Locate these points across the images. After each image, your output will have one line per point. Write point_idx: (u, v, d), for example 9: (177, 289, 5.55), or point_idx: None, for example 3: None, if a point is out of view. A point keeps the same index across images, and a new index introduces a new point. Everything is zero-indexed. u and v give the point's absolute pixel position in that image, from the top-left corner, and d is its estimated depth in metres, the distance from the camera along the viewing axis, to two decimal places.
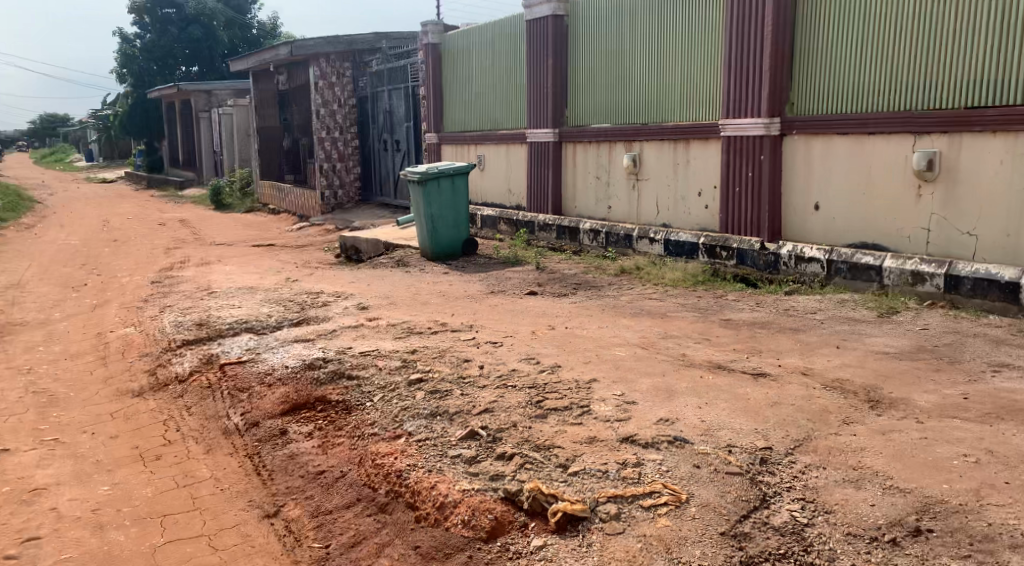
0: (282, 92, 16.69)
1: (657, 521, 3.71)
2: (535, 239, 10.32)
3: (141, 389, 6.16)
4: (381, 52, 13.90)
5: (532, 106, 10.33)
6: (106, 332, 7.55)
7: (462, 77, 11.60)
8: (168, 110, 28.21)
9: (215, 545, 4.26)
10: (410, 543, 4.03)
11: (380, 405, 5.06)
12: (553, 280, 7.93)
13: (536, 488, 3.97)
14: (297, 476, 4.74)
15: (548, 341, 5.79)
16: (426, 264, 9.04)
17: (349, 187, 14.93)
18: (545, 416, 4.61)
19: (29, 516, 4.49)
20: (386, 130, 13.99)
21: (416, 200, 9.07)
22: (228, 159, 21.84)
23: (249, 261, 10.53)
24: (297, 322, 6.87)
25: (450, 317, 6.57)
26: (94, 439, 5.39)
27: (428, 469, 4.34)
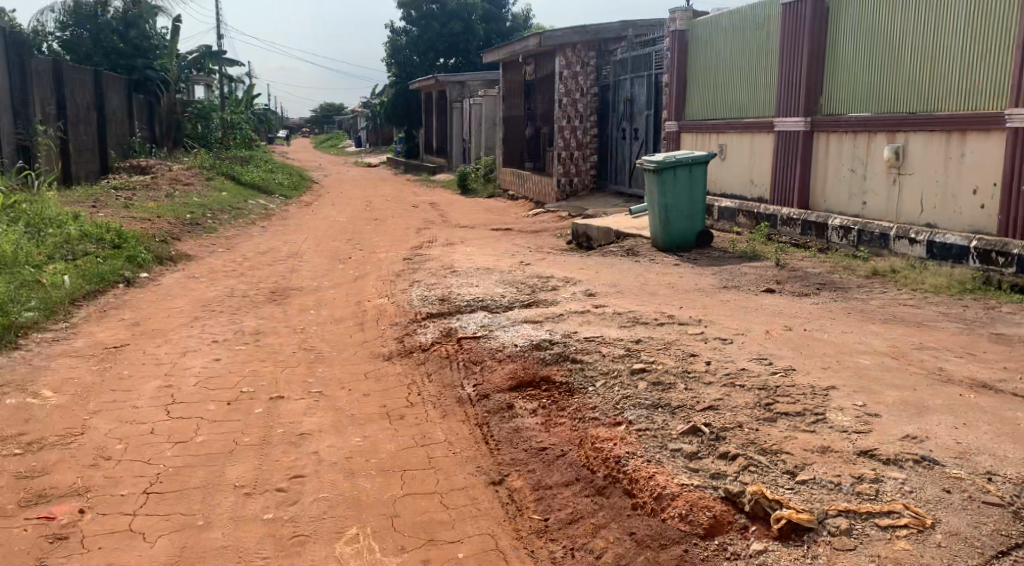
0: (528, 82, 17.01)
1: (896, 545, 3.43)
2: (776, 234, 9.27)
3: (391, 353, 6.51)
4: (626, 42, 13.85)
5: (782, 93, 9.14)
6: (363, 301, 8.06)
7: (705, 60, 10.49)
8: (425, 99, 29.83)
9: (447, 502, 4.41)
10: (626, 530, 3.95)
11: (602, 391, 4.96)
12: (794, 278, 7.48)
13: (759, 491, 3.76)
14: (521, 449, 4.80)
15: (783, 342, 5.42)
16: (658, 255, 8.86)
17: (585, 175, 15.01)
18: (773, 419, 4.31)
19: (295, 455, 4.86)
20: (625, 118, 13.91)
21: (652, 190, 8.89)
22: (474, 146, 22.70)
23: (489, 243, 10.85)
24: (528, 303, 6.95)
25: (680, 310, 6.36)
26: (350, 394, 5.75)
27: (647, 459, 4.21)
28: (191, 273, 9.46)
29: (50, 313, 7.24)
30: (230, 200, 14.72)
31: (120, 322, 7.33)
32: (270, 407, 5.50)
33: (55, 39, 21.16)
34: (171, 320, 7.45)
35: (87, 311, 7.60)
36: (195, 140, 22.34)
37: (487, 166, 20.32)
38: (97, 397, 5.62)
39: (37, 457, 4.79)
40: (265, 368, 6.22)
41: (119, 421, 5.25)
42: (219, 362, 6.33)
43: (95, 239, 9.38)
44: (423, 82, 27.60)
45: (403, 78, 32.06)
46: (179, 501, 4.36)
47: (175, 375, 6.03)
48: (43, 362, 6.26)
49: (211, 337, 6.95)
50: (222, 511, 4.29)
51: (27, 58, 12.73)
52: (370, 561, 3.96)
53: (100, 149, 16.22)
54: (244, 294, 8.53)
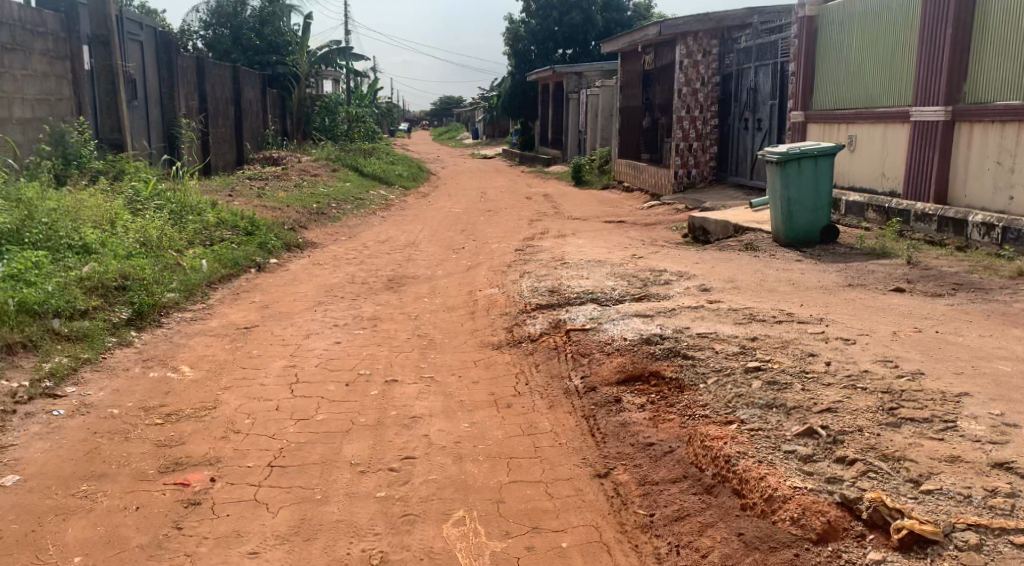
0: (647, 72, 16.72)
1: None
2: (909, 230, 8.65)
3: (500, 342, 6.52)
4: (750, 29, 13.44)
5: (919, 83, 8.52)
6: (475, 290, 8.11)
7: (836, 47, 9.87)
8: (542, 92, 29.86)
9: (552, 492, 4.37)
10: (734, 530, 3.81)
11: (713, 388, 4.79)
12: (926, 277, 7.06)
13: (878, 499, 3.56)
14: (628, 444, 4.71)
15: (910, 344, 5.12)
16: (779, 251, 8.56)
17: (704, 167, 14.68)
18: (897, 425, 4.07)
19: (407, 437, 4.92)
20: (749, 107, 13.49)
21: (774, 181, 8.58)
22: (589, 138, 22.57)
23: (602, 235, 10.73)
24: (638, 297, 6.83)
25: (798, 308, 6.11)
26: (460, 381, 5.79)
27: (758, 459, 4.04)
28: (316, 260, 9.75)
29: (189, 294, 7.59)
30: (353, 191, 15.12)
31: (250, 305, 7.62)
32: (385, 390, 5.60)
33: (198, 37, 22.23)
34: (296, 304, 7.69)
35: (221, 293, 7.93)
36: (322, 132, 23.06)
37: (602, 157, 20.15)
38: (228, 374, 5.86)
39: (174, 427, 5.02)
40: (381, 352, 6.34)
41: (247, 397, 5.45)
42: (339, 345, 6.48)
43: (230, 226, 9.79)
44: (540, 74, 27.63)
45: (521, 70, 32.20)
46: (299, 475, 4.48)
47: (299, 356, 6.22)
48: (182, 340, 6.57)
49: (332, 322, 7.13)
50: (338, 487, 4.38)
51: (174, 54, 13.39)
52: (477, 544, 3.96)
53: (235, 140, 16.93)
54: (363, 281, 8.72)
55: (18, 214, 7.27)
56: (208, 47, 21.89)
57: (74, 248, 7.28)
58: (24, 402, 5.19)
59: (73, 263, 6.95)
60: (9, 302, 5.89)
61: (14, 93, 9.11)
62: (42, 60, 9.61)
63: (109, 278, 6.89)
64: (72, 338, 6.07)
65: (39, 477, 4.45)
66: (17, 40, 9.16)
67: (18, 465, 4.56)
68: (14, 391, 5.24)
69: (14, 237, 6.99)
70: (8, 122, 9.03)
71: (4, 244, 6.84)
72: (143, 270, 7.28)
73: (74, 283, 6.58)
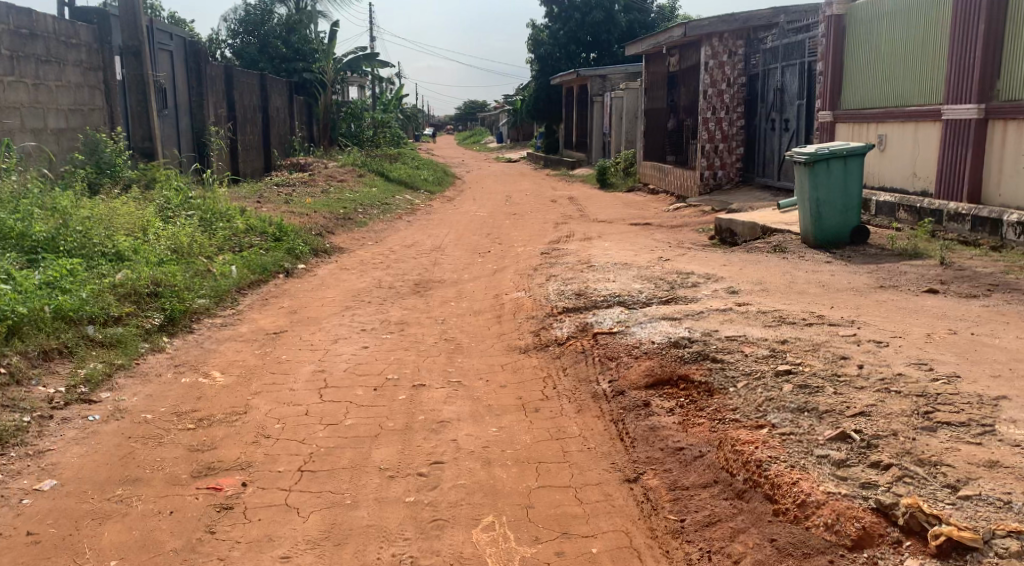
0: (672, 74, 16.64)
1: None
2: (942, 230, 8.52)
3: (527, 346, 6.50)
4: (777, 29, 13.33)
5: (951, 78, 8.39)
6: (502, 294, 8.10)
7: (865, 45, 9.75)
8: (565, 94, 29.77)
9: (581, 497, 4.34)
10: (766, 536, 3.76)
11: (744, 392, 4.74)
12: (960, 278, 6.95)
13: (915, 504, 3.50)
14: (657, 448, 4.67)
15: (945, 346, 5.03)
16: (808, 252, 8.47)
17: (730, 168, 14.58)
18: (933, 429, 4.00)
19: (436, 442, 4.91)
20: (776, 108, 13.37)
21: (803, 182, 8.50)
22: (614, 140, 22.48)
23: (628, 238, 10.68)
24: (665, 300, 6.78)
25: (829, 310, 6.03)
26: (488, 385, 5.78)
27: (791, 464, 3.99)
28: (344, 265, 9.79)
29: (220, 300, 7.65)
30: (379, 196, 15.16)
31: (279, 310, 7.66)
32: (413, 395, 5.60)
33: (226, 45, 22.44)
34: (324, 309, 7.72)
35: (250, 299, 7.98)
36: (348, 138, 23.17)
37: (627, 159, 20.07)
38: (258, 379, 5.89)
39: (206, 432, 5.06)
40: (408, 356, 6.35)
41: (277, 402, 5.47)
42: (367, 350, 6.50)
43: (258, 232, 9.85)
44: (563, 77, 27.52)
45: (544, 73, 32.09)
46: (329, 480, 4.49)
47: (328, 361, 6.24)
48: (213, 345, 6.62)
49: (360, 326, 7.15)
50: (368, 491, 4.39)
51: (203, 63, 13.52)
52: (507, 549, 3.94)
53: (263, 147, 17.06)
54: (390, 286, 8.74)
55: (53, 223, 7.37)
56: (236, 56, 22.14)
57: (108, 256, 7.36)
58: (60, 407, 5.25)
59: (107, 270, 7.03)
60: (45, 309, 5.97)
61: (48, 104, 9.24)
62: (75, 71, 9.75)
63: (142, 285, 6.95)
64: (106, 345, 6.13)
65: (75, 481, 4.49)
66: (51, 51, 9.30)
67: (54, 469, 4.60)
68: (49, 397, 5.31)
69: (49, 246, 7.08)
70: (42, 132, 9.16)
71: (40, 252, 6.93)
72: (174, 276, 7.35)
73: (107, 290, 6.65)
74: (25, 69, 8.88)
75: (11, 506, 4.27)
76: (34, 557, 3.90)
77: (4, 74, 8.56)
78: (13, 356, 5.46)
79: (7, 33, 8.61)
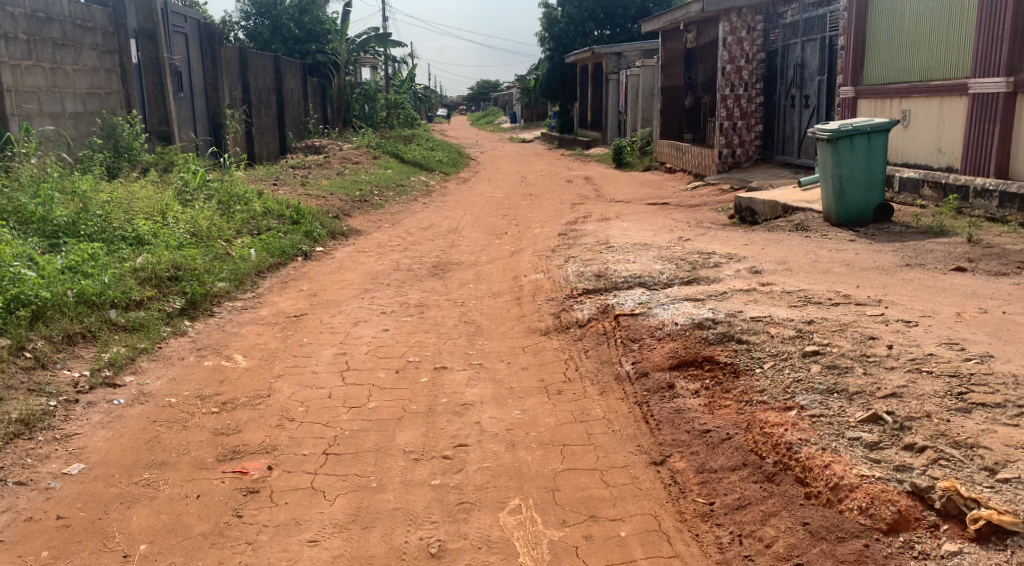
0: (689, 50, 16.44)
1: None
2: (968, 207, 8.40)
3: (548, 328, 6.46)
4: (797, 3, 13.10)
5: (979, 51, 8.24)
6: (520, 276, 8.05)
7: (888, 19, 9.57)
8: (580, 73, 29.50)
9: (607, 480, 4.31)
10: (799, 519, 3.74)
11: (771, 373, 4.68)
12: (988, 256, 6.84)
13: (952, 487, 3.48)
14: (683, 430, 4.63)
15: (976, 325, 4.95)
16: (831, 231, 8.37)
17: (749, 146, 14.44)
18: (968, 410, 3.94)
19: (459, 425, 4.89)
20: (796, 84, 13.19)
21: (826, 158, 8.36)
22: (630, 119, 22.30)
23: (646, 218, 10.59)
24: (687, 280, 6.72)
25: (855, 289, 5.96)
26: (510, 367, 5.75)
27: (822, 447, 3.95)
28: (361, 248, 9.76)
29: (240, 283, 7.64)
30: (394, 178, 15.10)
31: (298, 293, 7.65)
32: (435, 377, 5.58)
33: (239, 27, 22.36)
34: (343, 292, 7.71)
35: (270, 282, 7.98)
36: (362, 120, 23.10)
37: (643, 139, 19.90)
38: (280, 362, 5.88)
39: (230, 415, 5.05)
40: (429, 339, 6.32)
41: (300, 385, 5.47)
42: (387, 333, 6.48)
43: (276, 215, 9.84)
44: (578, 55, 27.33)
45: (557, 52, 31.79)
46: (354, 463, 4.48)
47: (349, 344, 6.22)
48: (234, 329, 6.61)
49: (380, 309, 7.13)
50: (393, 475, 4.37)
51: (217, 45, 13.46)
52: (535, 532, 3.92)
53: (278, 130, 17.02)
54: (408, 268, 8.70)
55: (72, 208, 7.37)
56: (248, 38, 21.95)
57: (128, 240, 7.37)
58: (86, 391, 5.27)
59: (128, 254, 7.03)
60: (68, 294, 5.98)
61: (65, 88, 9.23)
62: (92, 54, 9.72)
63: (162, 269, 6.96)
64: (129, 329, 6.14)
65: (102, 465, 4.50)
66: (67, 35, 9.27)
67: (81, 453, 4.62)
68: (74, 381, 5.32)
69: (70, 230, 7.08)
70: (60, 117, 9.15)
71: (61, 237, 6.94)
72: (194, 260, 7.34)
73: (128, 274, 6.66)
74: (42, 53, 8.86)
75: (40, 490, 4.29)
76: (64, 541, 3.91)
77: (22, 58, 8.54)
78: (38, 341, 5.48)
79: (23, 16, 8.58)
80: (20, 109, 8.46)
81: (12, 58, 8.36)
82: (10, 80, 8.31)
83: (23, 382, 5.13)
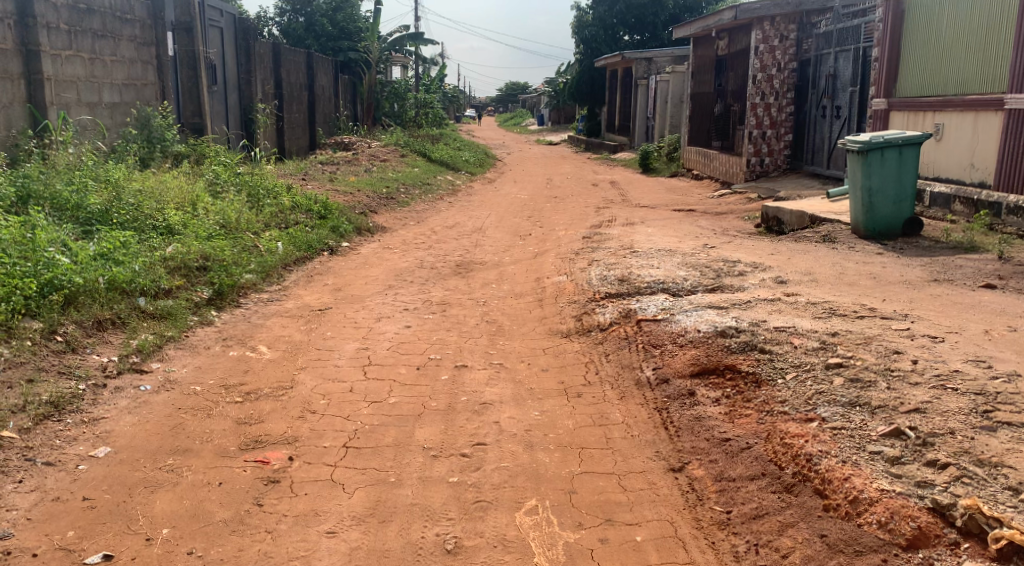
0: (721, 57, 16.40)
1: None
2: (1000, 223, 8.31)
3: (569, 331, 6.47)
4: (832, 13, 13.00)
5: (1017, 65, 8.15)
6: (543, 278, 8.06)
7: (924, 31, 9.48)
8: (609, 77, 29.48)
9: (625, 484, 4.31)
10: (817, 531, 3.73)
11: (793, 384, 4.66)
12: (1019, 273, 6.76)
13: (974, 506, 3.46)
14: (703, 438, 4.63)
15: (1004, 343, 4.91)
16: (858, 243, 8.32)
17: (778, 155, 14.37)
18: (993, 428, 3.90)
19: (479, 423, 4.91)
20: (827, 94, 13.10)
21: (856, 170, 8.32)
22: (658, 125, 22.22)
23: (671, 224, 10.57)
24: (711, 287, 6.70)
25: (881, 303, 5.92)
26: (530, 368, 5.76)
27: (843, 460, 3.94)
28: (386, 245, 9.82)
29: (266, 275, 7.71)
30: (421, 176, 15.17)
31: (323, 287, 7.71)
32: (455, 375, 5.60)
33: (273, 23, 22.57)
34: (367, 287, 7.76)
35: (295, 276, 8.04)
36: (391, 118, 23.22)
37: (671, 145, 19.84)
38: (304, 355, 5.93)
39: (253, 405, 5.10)
40: (451, 337, 6.35)
41: (322, 378, 5.51)
42: (409, 329, 6.51)
43: (304, 210, 9.91)
44: (608, 59, 27.34)
45: (588, 56, 31.69)
46: (373, 457, 4.51)
47: (371, 339, 6.27)
48: (260, 320, 6.68)
49: (402, 306, 7.17)
50: (412, 470, 4.40)
51: (251, 40, 13.58)
52: (550, 533, 3.93)
53: (308, 125, 17.14)
54: (432, 266, 8.75)
55: (106, 195, 7.48)
56: (282, 34, 22.19)
57: (159, 229, 7.46)
58: (113, 376, 5.34)
59: (158, 243, 7.12)
60: (99, 280, 6.06)
61: (103, 78, 9.35)
62: (129, 46, 9.84)
63: (191, 259, 7.06)
64: (156, 317, 6.22)
65: (128, 449, 4.57)
66: (107, 26, 9.39)
67: (108, 437, 4.68)
68: (104, 365, 5.40)
69: (103, 218, 7.18)
70: (96, 106, 9.28)
71: (94, 224, 7.04)
72: (223, 251, 7.43)
73: (158, 263, 6.74)
74: (82, 44, 8.99)
75: (68, 471, 4.36)
76: (89, 522, 3.97)
77: (62, 48, 8.66)
78: (69, 325, 5.57)
79: (64, 7, 8.69)
80: (58, 98, 8.59)
81: (52, 48, 8.48)
82: (50, 69, 8.44)
83: (54, 365, 5.22)
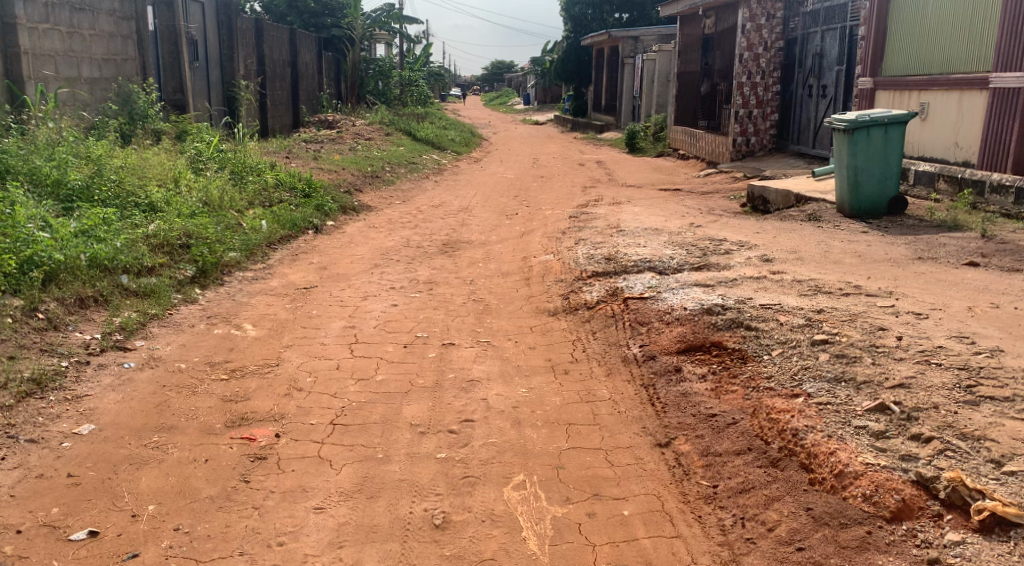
0: (707, 36, 16.38)
1: None
2: (983, 202, 8.36)
3: (556, 309, 6.47)
4: None
5: (1001, 44, 8.18)
6: (530, 256, 8.04)
7: (910, 11, 9.48)
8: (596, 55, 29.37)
9: (611, 459, 4.33)
10: (802, 505, 3.76)
11: (779, 360, 4.69)
12: (1002, 251, 6.81)
13: (957, 478, 3.50)
14: (689, 414, 4.65)
15: (988, 320, 4.94)
16: (843, 221, 8.35)
17: (763, 134, 14.38)
18: (976, 403, 3.94)
19: (466, 400, 4.91)
20: (813, 73, 13.10)
21: (841, 148, 8.32)
22: (645, 104, 22.18)
23: (657, 203, 10.56)
24: (698, 266, 6.70)
25: (866, 280, 5.94)
26: (517, 346, 5.76)
27: (828, 434, 3.97)
28: (372, 223, 9.77)
29: (250, 254, 7.65)
30: (406, 155, 15.08)
31: (309, 265, 7.67)
32: (443, 353, 5.60)
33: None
34: (354, 266, 7.73)
35: (280, 254, 8.00)
36: (375, 96, 23.07)
37: (657, 124, 19.82)
38: (290, 332, 5.91)
39: (239, 383, 5.09)
40: (438, 316, 6.33)
41: (308, 355, 5.50)
42: (396, 308, 6.49)
43: (288, 187, 9.84)
44: (596, 37, 27.24)
45: (576, 34, 31.62)
46: (361, 434, 4.51)
47: (357, 317, 6.24)
48: (244, 298, 6.64)
49: (389, 285, 7.14)
50: (399, 447, 4.40)
51: (234, 16, 13.35)
52: (538, 508, 3.95)
53: (291, 104, 17.00)
54: (418, 245, 8.72)
55: (86, 172, 7.39)
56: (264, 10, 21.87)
57: (141, 206, 7.39)
58: (96, 353, 5.30)
59: (140, 220, 7.05)
60: (80, 257, 6.00)
61: (82, 53, 9.23)
62: (109, 19, 9.70)
63: (174, 236, 6.99)
64: (139, 294, 6.18)
65: (112, 426, 4.55)
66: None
67: (92, 414, 4.65)
68: (86, 342, 5.36)
69: (84, 194, 7.09)
70: (75, 82, 9.16)
71: (74, 201, 6.95)
72: (206, 229, 7.36)
73: (140, 240, 6.68)
74: (59, 17, 8.84)
75: (52, 448, 4.33)
76: (75, 499, 3.95)
77: (39, 21, 8.52)
78: (50, 303, 5.51)
79: None
80: (37, 72, 8.46)
81: (30, 20, 8.36)
82: (27, 42, 8.30)
83: (36, 342, 5.17)
